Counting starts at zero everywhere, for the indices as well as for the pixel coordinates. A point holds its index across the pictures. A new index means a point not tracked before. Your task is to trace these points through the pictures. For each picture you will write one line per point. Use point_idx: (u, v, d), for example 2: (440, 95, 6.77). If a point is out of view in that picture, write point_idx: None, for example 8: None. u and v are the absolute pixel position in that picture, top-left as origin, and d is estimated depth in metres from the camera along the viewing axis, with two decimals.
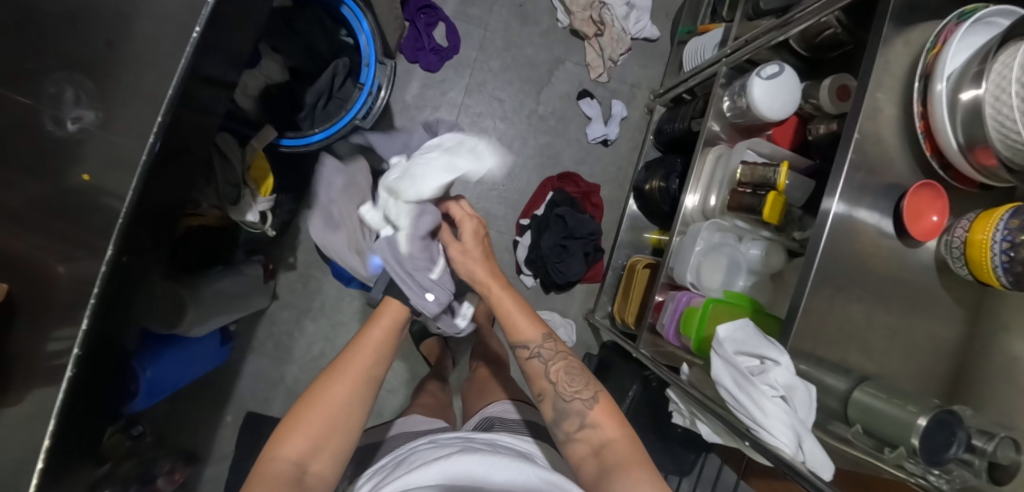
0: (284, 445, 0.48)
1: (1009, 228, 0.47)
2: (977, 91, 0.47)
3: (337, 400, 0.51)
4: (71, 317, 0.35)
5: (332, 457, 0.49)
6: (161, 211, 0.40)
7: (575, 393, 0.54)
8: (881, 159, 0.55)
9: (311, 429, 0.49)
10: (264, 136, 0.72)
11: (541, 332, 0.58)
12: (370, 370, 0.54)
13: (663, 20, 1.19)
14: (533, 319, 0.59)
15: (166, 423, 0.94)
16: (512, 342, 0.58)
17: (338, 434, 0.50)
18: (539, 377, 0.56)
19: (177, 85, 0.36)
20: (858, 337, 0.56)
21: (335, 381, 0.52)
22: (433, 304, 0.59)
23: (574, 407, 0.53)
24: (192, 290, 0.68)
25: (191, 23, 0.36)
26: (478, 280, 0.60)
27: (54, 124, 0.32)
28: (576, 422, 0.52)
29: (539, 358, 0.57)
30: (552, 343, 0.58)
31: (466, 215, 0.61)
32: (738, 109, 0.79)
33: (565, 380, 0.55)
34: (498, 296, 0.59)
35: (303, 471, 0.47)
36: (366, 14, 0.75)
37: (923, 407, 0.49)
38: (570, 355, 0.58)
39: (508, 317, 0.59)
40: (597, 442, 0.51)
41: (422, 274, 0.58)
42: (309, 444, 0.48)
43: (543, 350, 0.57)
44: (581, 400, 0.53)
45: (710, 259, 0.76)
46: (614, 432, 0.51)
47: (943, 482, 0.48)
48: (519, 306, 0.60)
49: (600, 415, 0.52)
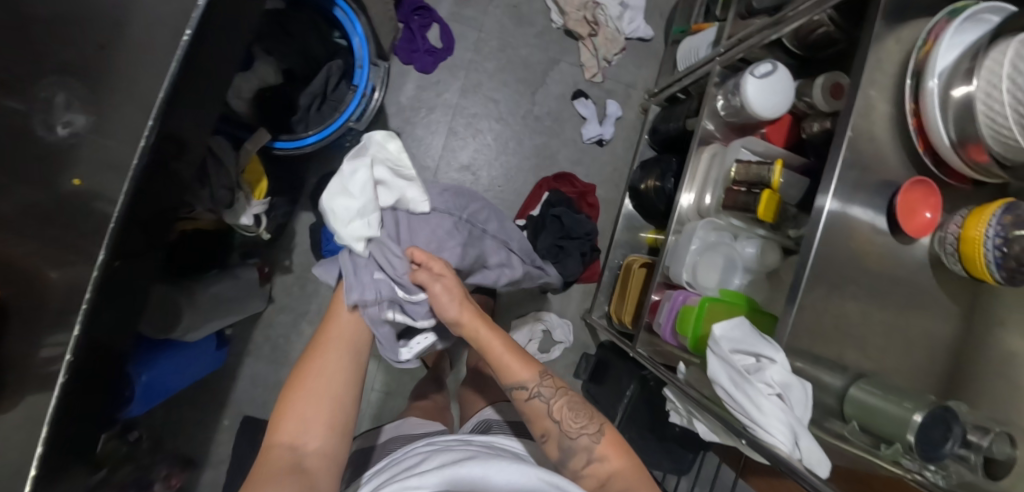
0: (279, 430, 0.48)
1: (1001, 224, 0.48)
2: (968, 87, 0.47)
3: (321, 373, 0.52)
4: (64, 323, 0.35)
5: (327, 431, 0.49)
6: (154, 216, 0.40)
7: (581, 429, 0.53)
8: (874, 156, 0.55)
9: (302, 406, 0.49)
10: (257, 138, 0.71)
11: (536, 372, 0.56)
12: (350, 342, 0.56)
13: (658, 20, 1.19)
14: (525, 359, 0.57)
15: (163, 428, 0.94)
16: (508, 385, 0.56)
17: (329, 407, 0.50)
18: (540, 417, 0.54)
19: (164, 99, 0.36)
20: (852, 334, 0.56)
21: (317, 356, 0.54)
22: (353, 296, 0.56)
23: (580, 444, 0.52)
24: (185, 292, 0.68)
25: (181, 27, 0.36)
26: (464, 322, 0.56)
27: (45, 129, 0.31)
28: (583, 458, 0.52)
29: (539, 398, 0.55)
30: (550, 380, 0.56)
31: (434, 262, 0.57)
32: (732, 108, 0.80)
33: (569, 417, 0.54)
34: (486, 338, 0.56)
35: (301, 451, 0.47)
36: (359, 16, 0.74)
37: (919, 403, 0.49)
38: (569, 389, 0.57)
39: (500, 360, 0.56)
40: (605, 475, 0.51)
41: (366, 270, 0.57)
42: (302, 423, 0.49)
43: (543, 389, 0.55)
44: (588, 436, 0.53)
45: (706, 258, 0.76)
46: (619, 463, 0.52)
47: (939, 478, 0.48)
48: (510, 347, 0.57)
49: (606, 448, 0.52)
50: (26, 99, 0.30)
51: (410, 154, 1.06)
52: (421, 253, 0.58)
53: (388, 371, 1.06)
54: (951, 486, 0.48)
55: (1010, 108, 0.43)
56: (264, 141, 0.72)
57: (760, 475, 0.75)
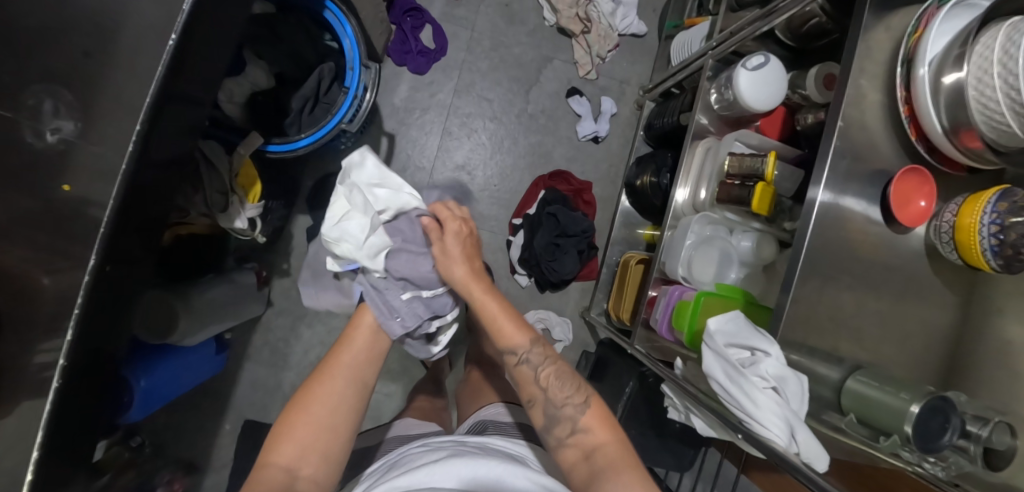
0: (277, 451, 0.48)
1: (997, 211, 0.47)
2: (958, 74, 0.47)
3: (328, 401, 0.51)
4: (57, 329, 0.35)
5: (322, 460, 0.49)
6: (150, 222, 0.40)
7: (566, 399, 0.53)
8: (867, 145, 0.55)
9: (301, 432, 0.49)
10: (250, 143, 0.70)
11: (529, 338, 0.55)
12: (359, 370, 0.54)
13: (651, 15, 1.19)
14: (519, 323, 0.56)
15: (165, 433, 0.94)
16: (501, 347, 0.56)
17: (328, 437, 0.49)
18: (528, 383, 0.55)
19: (153, 99, 0.36)
20: (849, 326, 0.56)
21: (324, 382, 0.52)
22: (396, 326, 0.57)
23: (563, 414, 0.52)
24: (181, 297, 0.68)
25: (167, 30, 0.36)
26: (459, 283, 0.55)
27: (34, 136, 0.31)
28: (568, 427, 0.52)
29: (527, 364, 0.55)
30: (541, 348, 0.56)
31: (452, 216, 0.58)
32: (725, 102, 0.80)
33: (556, 386, 0.54)
34: (480, 300, 0.55)
35: (294, 477, 0.47)
36: (349, 18, 0.75)
37: (916, 393, 0.48)
38: (560, 360, 0.57)
39: (495, 322, 0.55)
40: (589, 447, 0.50)
41: (393, 293, 0.57)
42: (300, 448, 0.48)
43: (532, 356, 0.55)
44: (572, 406, 0.53)
45: (701, 252, 0.75)
46: (604, 437, 0.51)
47: (939, 469, 0.47)
48: (506, 310, 0.56)
49: (591, 421, 0.52)
50: (13, 108, 0.30)
51: (406, 155, 1.06)
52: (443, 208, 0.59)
53: (388, 372, 1.06)
54: (951, 477, 0.47)
55: (1002, 92, 0.43)
56: (257, 143, 0.71)
57: (761, 469, 0.75)
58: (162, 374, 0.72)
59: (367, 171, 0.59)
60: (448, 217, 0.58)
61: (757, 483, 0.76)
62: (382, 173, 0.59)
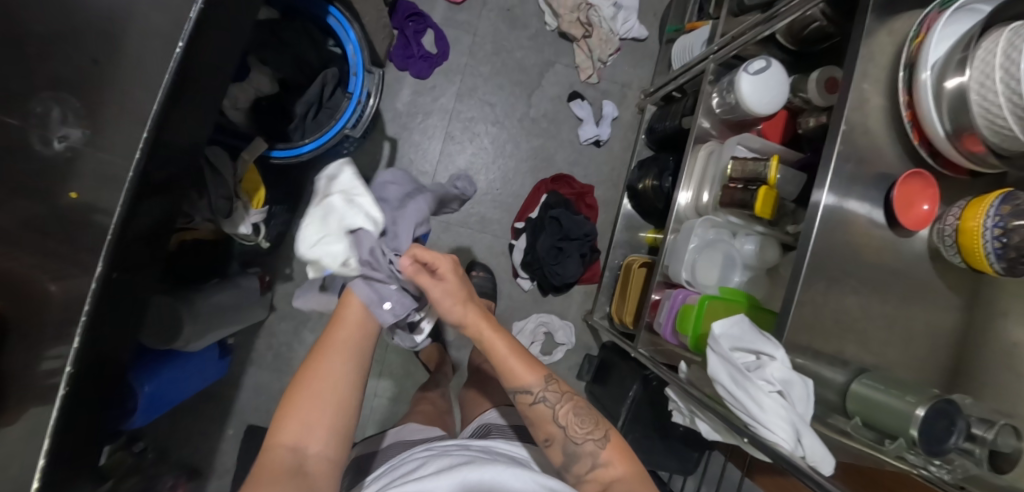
0: (281, 432, 0.49)
1: (1000, 214, 0.48)
2: (960, 78, 0.47)
3: (328, 382, 0.51)
4: (65, 336, 0.34)
5: (331, 436, 0.50)
6: (160, 224, 0.40)
7: (587, 435, 0.54)
8: (870, 149, 0.55)
9: (305, 410, 0.50)
10: (255, 148, 0.71)
11: (542, 375, 0.57)
12: (355, 347, 0.55)
13: (651, 20, 1.20)
14: (529, 362, 0.57)
15: (167, 438, 0.94)
16: (513, 388, 0.57)
17: (328, 410, 0.50)
18: (546, 422, 0.55)
19: (158, 110, 0.35)
20: (855, 330, 0.56)
21: (320, 361, 0.53)
22: (387, 314, 0.56)
23: (585, 449, 0.54)
24: (187, 303, 0.68)
25: (174, 38, 0.35)
26: (468, 322, 0.57)
27: (41, 144, 0.31)
28: (588, 463, 0.53)
29: (544, 402, 0.56)
30: (556, 385, 0.57)
31: (439, 257, 0.55)
32: (727, 105, 0.80)
33: (574, 422, 0.55)
34: (489, 339, 0.57)
35: (302, 455, 0.48)
36: (353, 24, 0.76)
37: (921, 397, 0.49)
38: (575, 395, 0.58)
39: (503, 362, 0.57)
40: (608, 478, 0.53)
41: (382, 284, 0.57)
42: (304, 426, 0.49)
43: (548, 393, 0.56)
44: (593, 441, 0.54)
45: (705, 256, 0.76)
46: (623, 468, 0.53)
47: (944, 472, 0.47)
48: (515, 351, 0.58)
49: (611, 453, 0.54)
50: (22, 116, 0.30)
51: (408, 159, 1.07)
52: (427, 253, 0.54)
53: (391, 376, 1.05)
54: (957, 480, 0.47)
55: (1004, 97, 0.43)
56: (262, 149, 0.72)
57: (767, 473, 0.75)
58: (167, 380, 0.71)
59: (341, 181, 0.57)
60: (435, 261, 0.54)
61: (763, 487, 0.76)
62: (354, 182, 0.57)
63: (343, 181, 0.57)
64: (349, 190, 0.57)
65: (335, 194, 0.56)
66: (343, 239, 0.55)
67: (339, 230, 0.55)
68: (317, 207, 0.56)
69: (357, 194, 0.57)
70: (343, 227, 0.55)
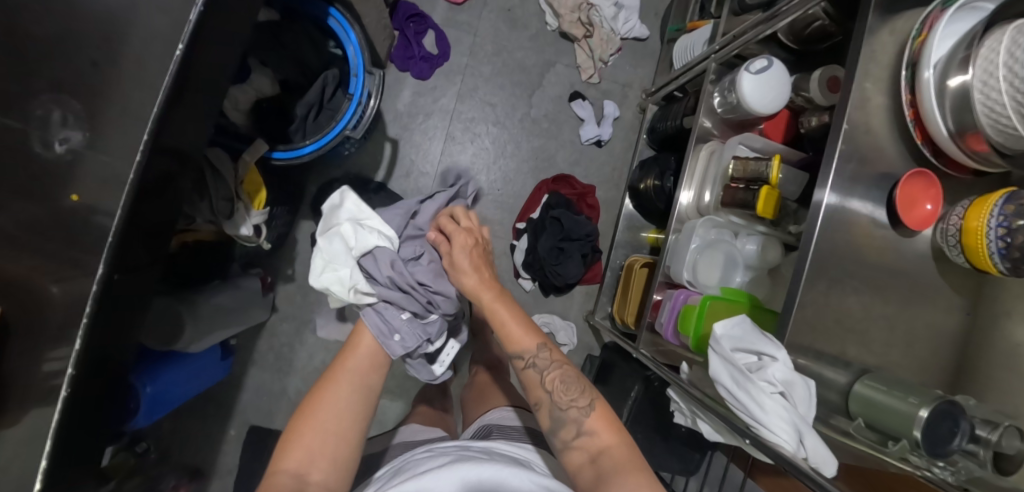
0: (286, 458, 0.49)
1: (1004, 214, 0.47)
2: (964, 77, 0.47)
3: (336, 409, 0.52)
4: (67, 337, 0.34)
5: (332, 465, 0.50)
6: (161, 227, 0.40)
7: (572, 401, 0.54)
8: (873, 149, 0.55)
9: (309, 436, 0.50)
10: (255, 149, 0.71)
11: (537, 342, 0.58)
12: (364, 378, 0.56)
13: (653, 20, 1.19)
14: (527, 328, 0.58)
15: (170, 440, 0.94)
16: (509, 352, 0.58)
17: (333, 441, 0.51)
18: (535, 386, 0.56)
19: (159, 110, 0.35)
20: (857, 330, 0.55)
21: (329, 387, 0.54)
22: (397, 345, 0.58)
23: (569, 415, 0.53)
24: (188, 305, 0.69)
25: (174, 40, 0.35)
26: (470, 289, 0.59)
27: (42, 146, 0.31)
28: (573, 430, 0.52)
29: (534, 367, 0.57)
30: (548, 352, 0.57)
31: (455, 228, 0.61)
32: (728, 105, 0.80)
33: (561, 389, 0.55)
34: (489, 306, 0.59)
35: (304, 481, 0.47)
36: (353, 25, 0.76)
37: (924, 398, 0.49)
38: (568, 364, 0.57)
39: (504, 326, 0.58)
40: (595, 450, 0.50)
41: (392, 314, 0.59)
42: (308, 453, 0.49)
43: (539, 360, 0.57)
44: (577, 408, 0.53)
45: (706, 256, 0.75)
46: (610, 439, 0.51)
47: (949, 474, 0.47)
48: (515, 316, 0.59)
49: (595, 423, 0.52)
50: (23, 118, 0.30)
51: (408, 159, 1.07)
52: (448, 223, 0.62)
53: (392, 377, 1.05)
54: (962, 482, 0.47)
55: (1008, 96, 0.43)
56: (263, 151, 0.72)
57: (769, 475, 0.75)
58: (170, 380, 0.72)
59: (347, 209, 0.60)
60: (454, 231, 0.61)
61: (765, 487, 0.76)
62: (360, 209, 0.60)
63: (348, 208, 0.60)
64: (356, 217, 0.60)
65: (344, 222, 0.59)
66: (350, 264, 0.57)
67: (347, 255, 0.57)
68: (325, 235, 0.59)
69: (365, 218, 0.60)
70: (350, 254, 0.58)
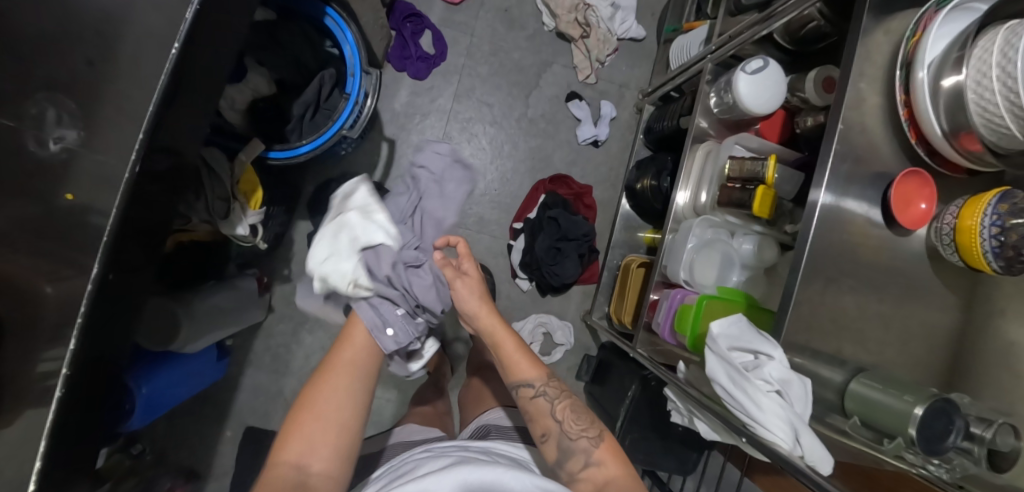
0: (285, 449, 0.49)
1: (998, 212, 0.48)
2: (957, 77, 0.47)
3: (332, 400, 0.52)
4: (63, 339, 0.34)
5: (334, 456, 0.50)
6: (155, 225, 0.39)
7: (581, 431, 0.55)
8: (868, 148, 0.55)
9: (309, 428, 0.50)
10: (252, 149, 0.71)
11: (544, 372, 0.59)
12: (360, 366, 0.56)
13: (650, 20, 1.20)
14: (533, 359, 0.59)
15: (165, 441, 0.94)
16: (514, 381, 0.59)
17: (338, 433, 0.51)
18: (543, 415, 0.56)
19: (153, 112, 0.34)
20: (853, 329, 0.56)
21: (327, 377, 0.54)
22: (389, 341, 0.57)
23: (578, 445, 0.54)
24: (186, 306, 0.68)
25: (169, 39, 0.35)
26: (481, 317, 0.60)
27: (36, 145, 0.31)
28: (580, 461, 0.53)
29: (544, 396, 0.57)
30: (555, 382, 0.59)
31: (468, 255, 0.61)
32: (725, 105, 0.79)
33: (570, 418, 0.56)
34: (499, 334, 0.60)
35: (305, 473, 0.48)
36: (349, 25, 0.76)
37: (919, 396, 0.49)
38: (572, 394, 0.59)
39: (510, 357, 0.59)
40: (601, 481, 0.52)
41: (386, 309, 0.57)
42: (308, 444, 0.50)
43: (548, 389, 0.58)
44: (587, 438, 0.54)
45: (703, 255, 0.76)
46: (616, 470, 0.53)
47: (944, 471, 0.48)
48: (521, 348, 0.60)
49: (604, 454, 0.54)
50: (17, 117, 0.31)
51: (405, 159, 1.06)
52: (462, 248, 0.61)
53: (389, 377, 1.05)
54: (956, 478, 0.48)
55: (1000, 96, 0.44)
56: (259, 150, 0.72)
57: (766, 473, 0.75)
58: (164, 381, 0.71)
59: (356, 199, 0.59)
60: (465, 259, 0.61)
61: (762, 486, 0.76)
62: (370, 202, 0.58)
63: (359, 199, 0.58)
64: (363, 208, 0.57)
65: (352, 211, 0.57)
66: (354, 255, 0.55)
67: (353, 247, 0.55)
68: (332, 222, 0.57)
69: (374, 210, 0.57)
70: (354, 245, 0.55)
